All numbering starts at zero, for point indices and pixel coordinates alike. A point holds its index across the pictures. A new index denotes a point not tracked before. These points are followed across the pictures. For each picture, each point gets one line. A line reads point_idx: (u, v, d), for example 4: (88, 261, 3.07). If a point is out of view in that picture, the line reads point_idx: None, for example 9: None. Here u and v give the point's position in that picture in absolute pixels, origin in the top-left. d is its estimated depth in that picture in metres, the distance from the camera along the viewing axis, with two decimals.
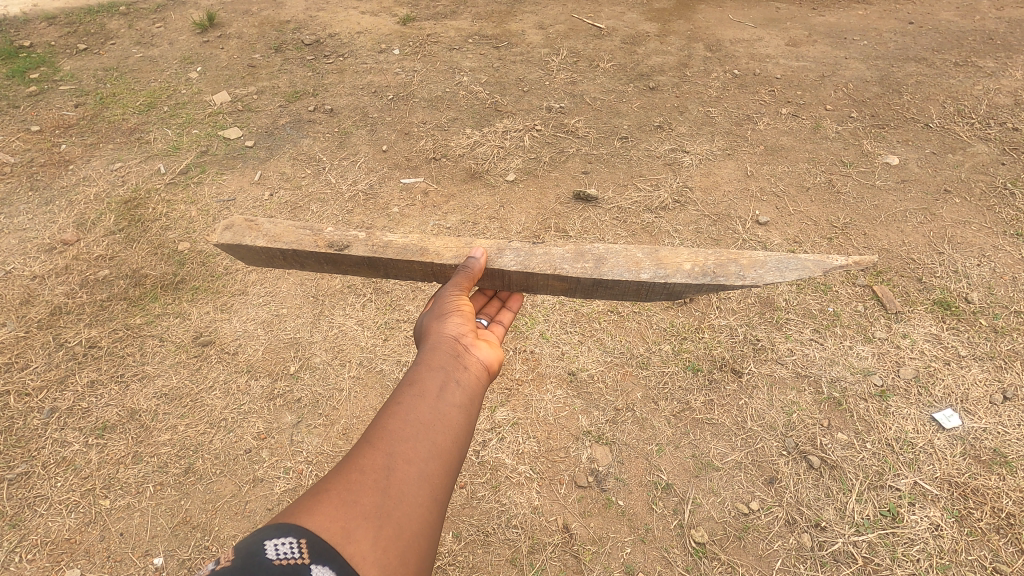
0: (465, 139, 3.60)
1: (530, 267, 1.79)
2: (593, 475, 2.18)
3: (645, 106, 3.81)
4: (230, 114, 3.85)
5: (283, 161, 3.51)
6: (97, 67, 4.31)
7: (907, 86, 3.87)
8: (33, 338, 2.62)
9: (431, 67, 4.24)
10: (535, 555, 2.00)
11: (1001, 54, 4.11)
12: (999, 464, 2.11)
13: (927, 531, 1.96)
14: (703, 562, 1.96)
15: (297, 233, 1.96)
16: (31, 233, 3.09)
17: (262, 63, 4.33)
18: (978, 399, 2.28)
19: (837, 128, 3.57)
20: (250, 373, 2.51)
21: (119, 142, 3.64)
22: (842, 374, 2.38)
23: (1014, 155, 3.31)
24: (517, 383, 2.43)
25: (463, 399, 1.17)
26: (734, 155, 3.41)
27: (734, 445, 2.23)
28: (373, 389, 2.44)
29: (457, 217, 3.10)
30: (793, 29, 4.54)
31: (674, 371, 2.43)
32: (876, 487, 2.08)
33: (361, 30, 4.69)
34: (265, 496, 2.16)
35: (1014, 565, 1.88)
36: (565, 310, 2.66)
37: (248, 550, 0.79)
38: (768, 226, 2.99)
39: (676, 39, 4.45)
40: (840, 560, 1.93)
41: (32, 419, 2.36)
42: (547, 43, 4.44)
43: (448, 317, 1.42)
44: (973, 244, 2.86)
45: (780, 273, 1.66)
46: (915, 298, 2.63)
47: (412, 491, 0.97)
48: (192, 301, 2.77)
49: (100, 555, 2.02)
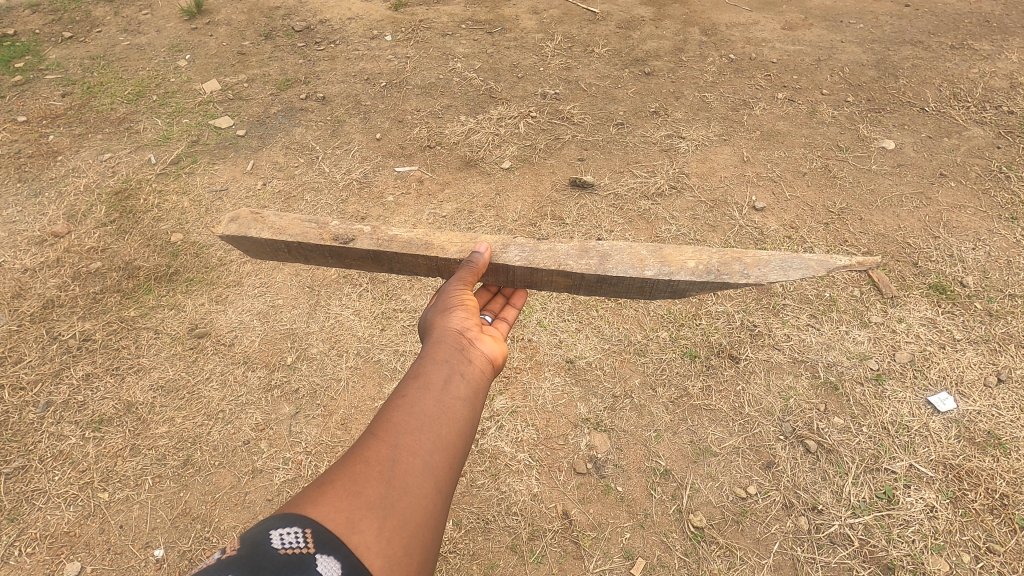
0: (459, 127, 3.56)
1: (534, 263, 1.78)
2: (592, 461, 2.19)
3: (640, 91, 3.78)
4: (220, 103, 3.79)
5: (275, 151, 3.47)
6: (83, 56, 4.23)
7: (904, 69, 3.85)
8: (27, 331, 2.60)
9: (424, 53, 4.18)
10: (535, 542, 2.01)
11: (997, 37, 4.09)
12: (993, 445, 2.13)
13: (922, 512, 1.99)
14: (702, 546, 1.98)
15: (302, 227, 1.94)
16: (22, 225, 3.05)
17: (251, 51, 4.26)
18: (973, 382, 2.30)
19: (834, 112, 3.55)
20: (247, 364, 2.50)
21: (108, 132, 3.58)
22: (839, 359, 2.39)
23: (1010, 138, 3.31)
24: (515, 372, 2.44)
25: (468, 392, 1.16)
26: (731, 141, 3.40)
27: (731, 430, 2.24)
28: (372, 379, 2.44)
29: (453, 206, 3.08)
30: (789, 12, 4.51)
31: (672, 358, 2.44)
32: (872, 470, 2.10)
33: (351, 16, 4.62)
34: (265, 488, 2.16)
35: (1006, 544, 1.90)
36: (562, 299, 2.66)
37: (252, 540, 0.80)
38: (765, 211, 2.98)
39: (671, 23, 4.41)
40: (837, 542, 1.95)
41: (27, 413, 2.35)
42: (541, 29, 4.39)
43: (451, 311, 1.40)
44: (969, 228, 2.86)
45: (784, 272, 1.65)
46: (911, 282, 2.64)
47: (417, 482, 0.96)
48: (187, 293, 2.75)
49: (100, 547, 2.02)
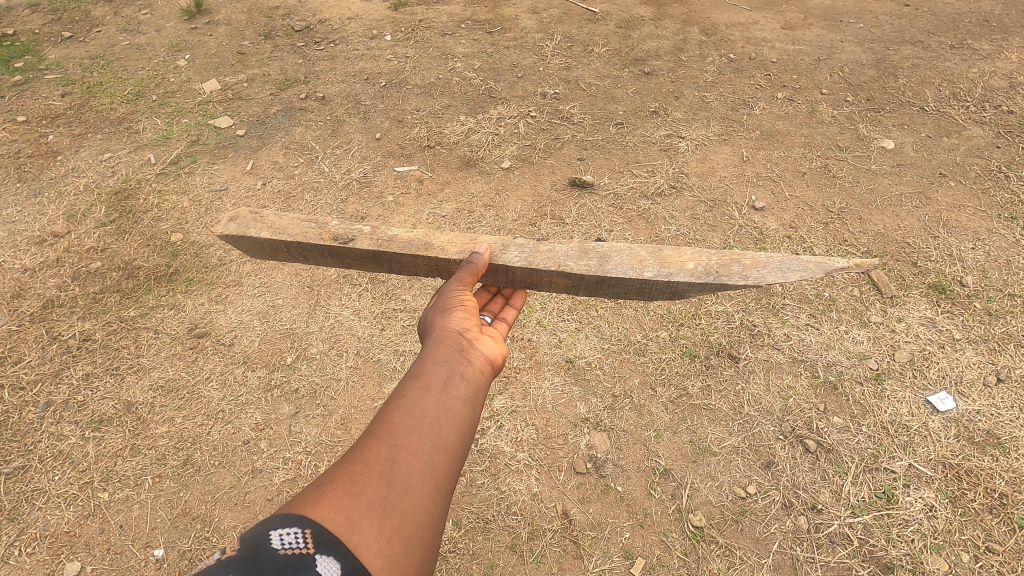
0: (459, 127, 3.56)
1: (533, 264, 1.78)
2: (592, 461, 2.19)
3: (640, 90, 3.78)
4: (220, 102, 3.79)
5: (275, 151, 3.47)
6: (83, 55, 4.23)
7: (903, 69, 3.85)
8: (27, 331, 2.60)
9: (423, 53, 4.18)
10: (535, 542, 2.01)
11: (997, 36, 4.09)
12: (993, 445, 2.13)
13: (921, 512, 1.99)
14: (702, 545, 1.98)
15: (302, 226, 1.94)
16: (21, 225, 3.05)
17: (251, 50, 4.26)
18: (972, 381, 2.30)
19: (833, 112, 3.55)
20: (247, 364, 2.50)
21: (108, 132, 3.58)
22: (838, 358, 2.40)
23: (1009, 138, 3.31)
24: (515, 372, 2.44)
25: (467, 392, 1.16)
26: (730, 141, 3.40)
27: (731, 430, 2.24)
28: (372, 379, 2.44)
29: (453, 205, 3.08)
30: (788, 12, 4.51)
31: (672, 358, 2.44)
32: (871, 469, 2.10)
33: (351, 16, 4.62)
34: (265, 487, 2.16)
35: (1005, 544, 1.91)
36: (562, 299, 2.66)
37: (253, 540, 0.80)
38: (765, 211, 2.98)
39: (671, 23, 4.41)
40: (837, 542, 1.95)
41: (27, 413, 2.35)
42: (541, 28, 4.39)
43: (451, 312, 1.41)
44: (969, 228, 2.87)
45: (782, 274, 1.65)
46: (910, 282, 2.64)
47: (417, 482, 0.96)
48: (186, 293, 2.75)
49: (100, 547, 2.02)
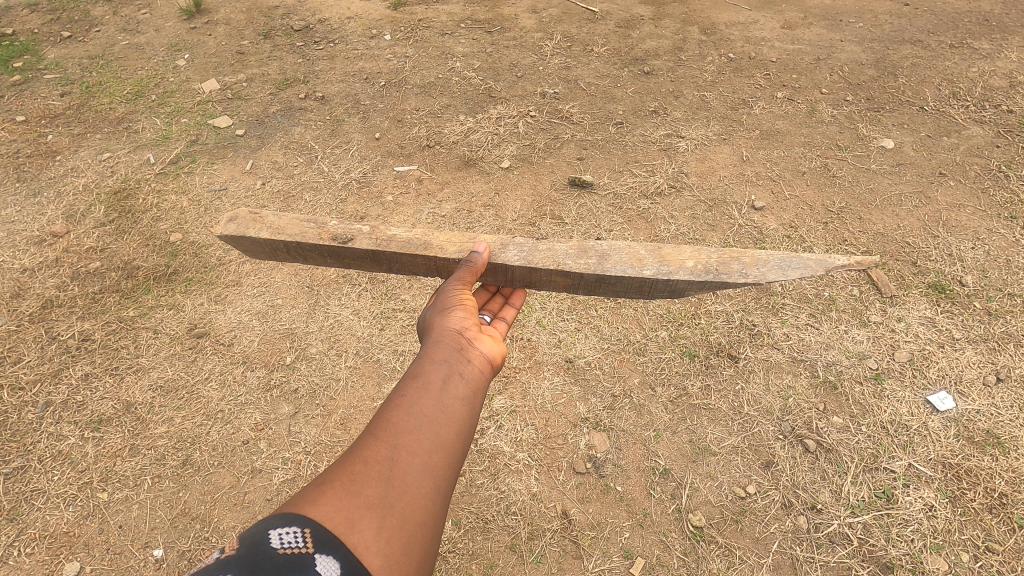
0: (458, 126, 3.56)
1: (533, 263, 1.77)
2: (591, 461, 2.19)
3: (639, 90, 3.78)
4: (219, 102, 3.79)
5: (274, 150, 3.47)
6: (82, 55, 4.23)
7: (903, 68, 3.85)
8: (26, 331, 2.59)
9: (423, 52, 4.17)
10: (535, 542, 2.01)
11: (996, 36, 4.09)
12: (992, 444, 2.13)
13: (921, 511, 1.99)
14: (701, 545, 1.98)
15: (301, 226, 1.94)
16: (21, 225, 3.05)
17: (250, 50, 4.26)
18: (972, 381, 2.30)
19: (833, 111, 3.55)
20: (246, 364, 2.49)
21: (108, 132, 3.58)
22: (838, 358, 2.40)
23: (1009, 138, 3.30)
24: (514, 371, 2.44)
25: (467, 391, 1.16)
26: (730, 140, 3.39)
27: (731, 430, 2.24)
28: (371, 378, 2.44)
29: (452, 205, 3.08)
30: (788, 11, 4.50)
31: (671, 357, 2.44)
32: (871, 469, 2.10)
33: (350, 15, 4.61)
34: (265, 488, 2.16)
35: (1005, 543, 1.90)
36: (562, 299, 2.66)
37: (252, 539, 0.80)
38: (764, 211, 2.98)
39: (671, 23, 4.40)
40: (836, 542, 1.95)
41: (26, 413, 2.34)
42: (540, 28, 4.38)
43: (450, 311, 1.40)
44: (968, 227, 2.86)
45: (782, 271, 1.65)
46: (910, 281, 2.64)
47: (416, 482, 0.96)
48: (186, 293, 2.74)
49: (100, 547, 2.02)
